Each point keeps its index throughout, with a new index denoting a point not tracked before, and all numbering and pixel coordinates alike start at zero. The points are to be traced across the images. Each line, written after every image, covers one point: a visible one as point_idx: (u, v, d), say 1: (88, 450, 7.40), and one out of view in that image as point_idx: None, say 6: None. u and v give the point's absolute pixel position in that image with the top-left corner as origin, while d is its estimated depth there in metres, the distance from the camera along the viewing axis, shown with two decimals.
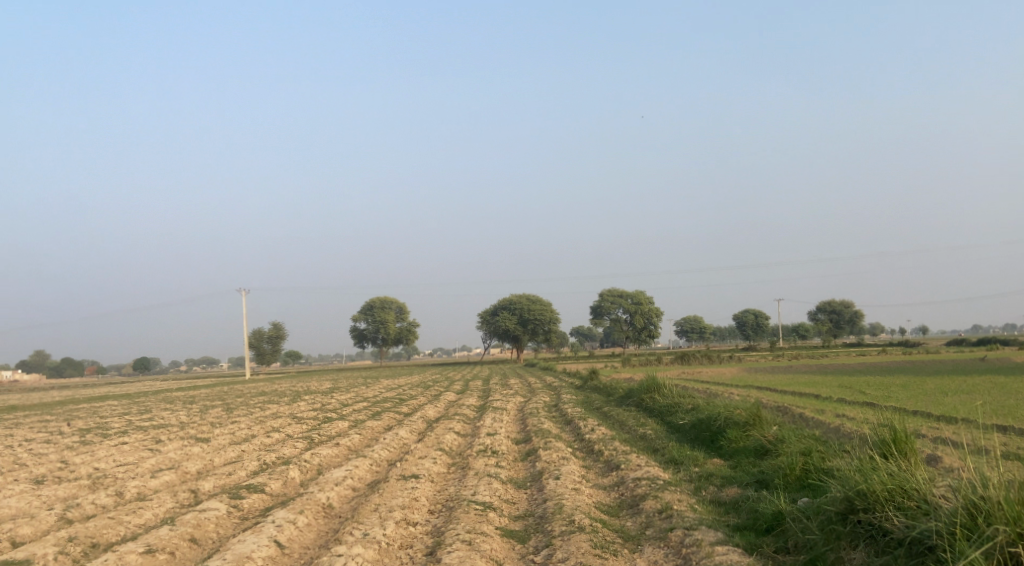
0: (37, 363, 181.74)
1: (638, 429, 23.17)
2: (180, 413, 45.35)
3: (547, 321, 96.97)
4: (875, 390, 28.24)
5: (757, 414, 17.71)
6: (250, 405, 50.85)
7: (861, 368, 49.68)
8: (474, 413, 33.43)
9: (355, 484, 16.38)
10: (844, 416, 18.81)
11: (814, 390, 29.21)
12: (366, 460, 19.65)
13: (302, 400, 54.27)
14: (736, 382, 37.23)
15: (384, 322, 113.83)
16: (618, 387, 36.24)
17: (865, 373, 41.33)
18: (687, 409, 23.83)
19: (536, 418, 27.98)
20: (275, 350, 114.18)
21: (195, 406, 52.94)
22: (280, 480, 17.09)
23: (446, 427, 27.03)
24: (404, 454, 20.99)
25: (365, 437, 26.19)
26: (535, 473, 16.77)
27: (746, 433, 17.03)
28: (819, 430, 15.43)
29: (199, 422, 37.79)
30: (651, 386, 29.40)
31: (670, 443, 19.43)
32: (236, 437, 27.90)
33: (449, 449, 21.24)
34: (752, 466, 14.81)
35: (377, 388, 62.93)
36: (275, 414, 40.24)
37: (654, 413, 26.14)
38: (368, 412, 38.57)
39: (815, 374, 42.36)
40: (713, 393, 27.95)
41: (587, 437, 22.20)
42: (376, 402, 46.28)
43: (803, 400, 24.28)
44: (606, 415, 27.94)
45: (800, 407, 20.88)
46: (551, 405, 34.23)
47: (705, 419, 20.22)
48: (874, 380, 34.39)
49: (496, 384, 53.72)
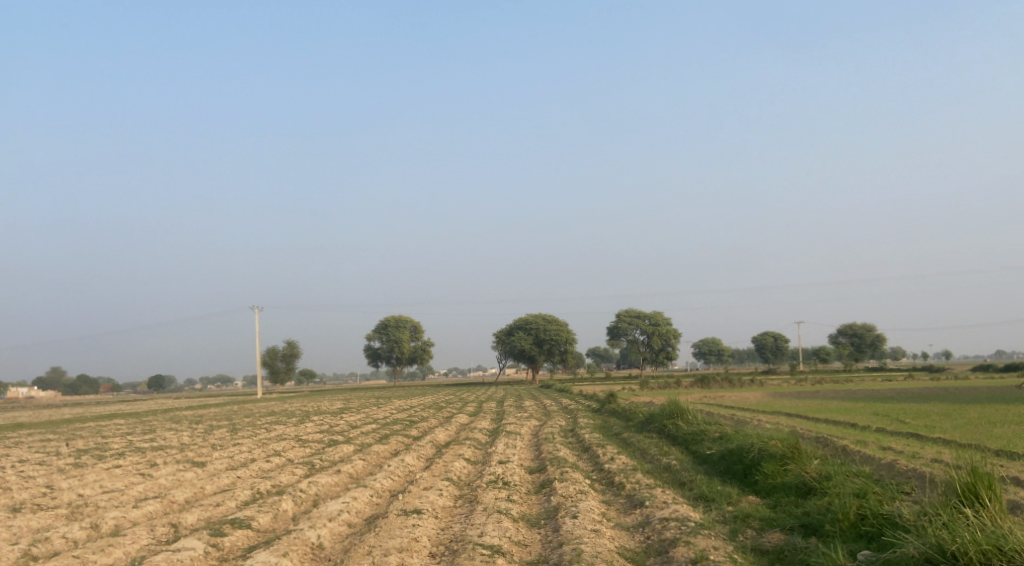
0: (54, 379, 181.53)
1: (661, 459, 21.51)
2: (185, 434, 43.93)
3: (562, 342, 95.21)
4: (915, 419, 26.41)
5: (794, 445, 16.12)
6: (257, 425, 49.40)
7: (890, 394, 47.54)
8: (486, 438, 31.82)
9: (352, 521, 14.89)
10: (890, 449, 17.17)
11: (848, 418, 27.41)
12: (367, 490, 18.13)
13: (311, 420, 52.75)
14: (763, 407, 35.40)
15: (398, 342, 112.43)
16: (638, 411, 34.49)
17: (898, 400, 39.27)
18: (714, 438, 22.17)
19: (551, 445, 26.35)
20: (289, 369, 112.96)
21: (202, 426, 51.61)
22: (270, 513, 15.61)
23: (456, 454, 25.45)
24: (408, 483, 19.45)
25: (369, 463, 24.63)
26: (551, 509, 15.21)
27: (784, 467, 15.46)
28: (869, 466, 13.83)
29: (201, 443, 36.32)
30: (673, 412, 27.69)
31: (698, 475, 17.85)
32: (233, 462, 26.44)
33: (457, 479, 19.66)
34: (795, 507, 13.20)
35: (389, 409, 61.33)
36: (280, 436, 38.74)
37: (678, 441, 24.44)
38: (376, 435, 37.05)
39: (845, 400, 40.40)
40: (740, 420, 26.22)
41: (606, 467, 20.57)
42: (386, 424, 44.62)
43: (840, 429, 22.53)
44: (626, 442, 26.25)
45: (840, 438, 19.20)
46: (566, 430, 32.50)
47: (735, 451, 18.60)
48: (910, 407, 32.52)
49: (511, 405, 52.07)
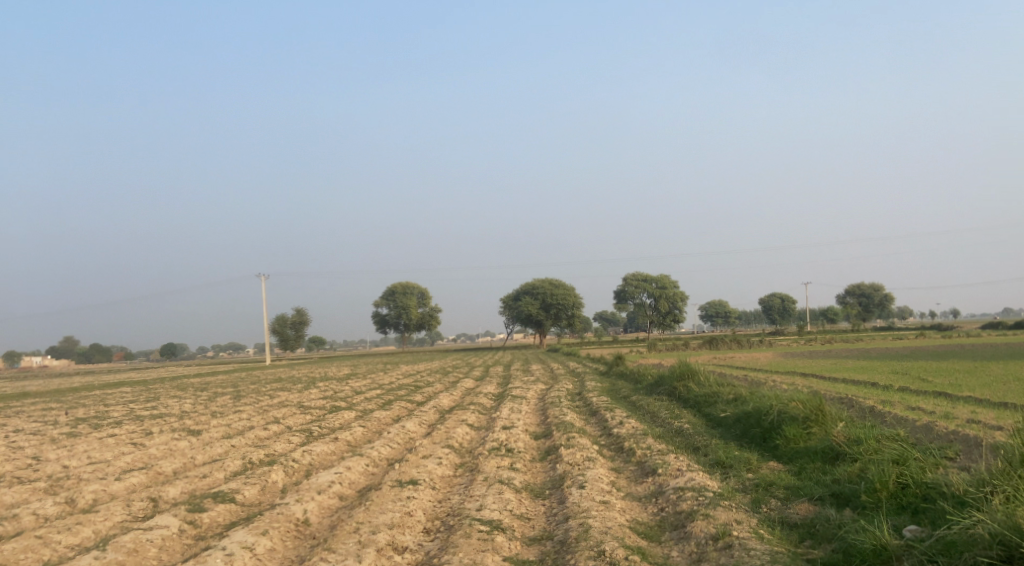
0: (64, 350, 181.78)
1: (672, 423, 20.44)
2: (187, 402, 43.13)
3: (570, 306, 94.18)
4: (938, 377, 25.27)
5: (818, 407, 15.02)
6: (261, 392, 48.59)
7: (905, 353, 46.38)
8: (491, 402, 30.83)
9: (344, 493, 13.89)
10: (919, 409, 16.05)
11: (867, 377, 26.30)
12: (363, 459, 17.14)
13: (316, 387, 51.97)
14: (776, 368, 34.29)
15: (405, 308, 111.66)
16: (647, 373, 33.46)
17: (915, 358, 38.14)
18: (728, 400, 21.11)
19: (557, 409, 25.31)
20: (298, 336, 112.55)
21: (206, 393, 50.93)
22: (256, 486, 14.65)
23: (459, 419, 24.42)
24: (407, 451, 18.44)
25: (368, 430, 23.66)
26: (557, 478, 14.17)
27: (807, 431, 14.38)
28: (904, 429, 12.73)
29: (201, 411, 35.44)
30: (685, 373, 26.58)
31: (714, 440, 16.77)
32: (229, 430, 25.53)
33: (458, 447, 18.63)
34: (822, 474, 12.12)
35: (395, 375, 60.54)
36: (281, 403, 37.84)
37: (689, 404, 23.36)
38: (379, 401, 36.10)
39: (859, 359, 39.36)
40: (755, 381, 25.11)
41: (615, 432, 19.50)
42: (391, 390, 43.71)
43: (862, 388, 21.41)
44: (635, 406, 25.19)
45: (864, 398, 18.10)
46: (574, 393, 31.49)
47: (752, 413, 17.53)
48: (929, 365, 31.39)
49: (518, 369, 51.10)
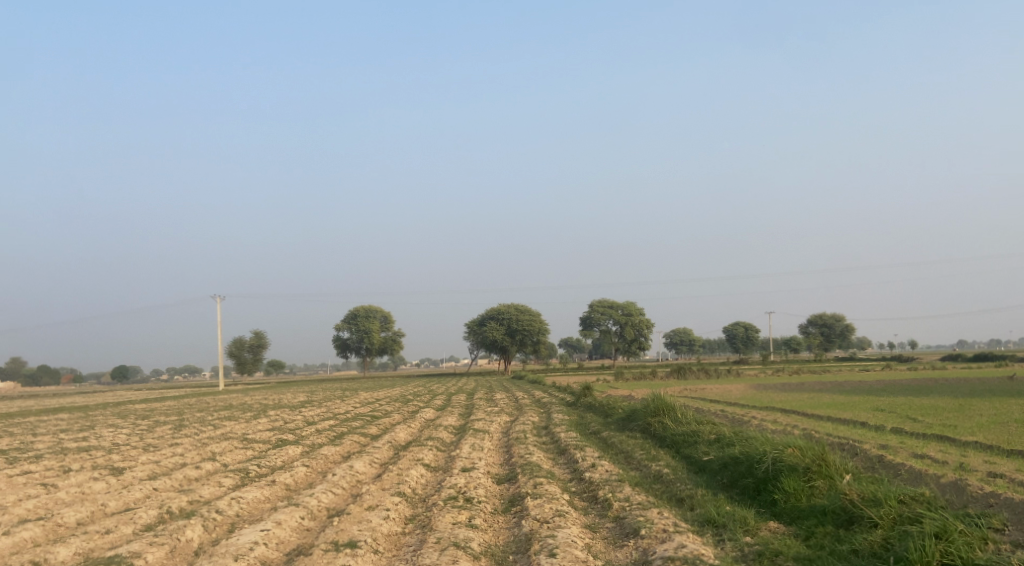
0: (12, 370, 174.77)
1: (649, 467, 18.48)
2: (124, 432, 40.13)
3: (535, 333, 92.13)
4: (926, 416, 23.66)
5: (820, 457, 13.20)
6: (207, 422, 45.59)
7: (877, 386, 45.02)
8: (451, 437, 28.62)
9: (269, 557, 11.73)
10: (928, 458, 14.32)
11: (851, 415, 24.65)
12: (300, 510, 14.91)
13: (266, 416, 49.07)
14: (751, 402, 32.53)
15: (368, 332, 108.73)
16: (617, 406, 31.46)
17: (891, 393, 36.71)
18: (710, 442, 19.24)
19: (523, 446, 23.19)
20: (256, 360, 108.90)
21: (147, 422, 47.76)
22: (163, 548, 12.36)
23: (414, 458, 22.19)
24: (352, 499, 16.25)
25: (313, 470, 21.34)
26: (522, 540, 12.10)
27: (810, 484, 12.56)
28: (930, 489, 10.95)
29: (134, 444, 32.57)
30: (659, 408, 24.66)
31: (699, 490, 14.84)
32: (157, 470, 23.02)
33: (410, 495, 16.46)
34: (838, 543, 10.23)
35: (352, 403, 57.80)
36: (223, 435, 35.10)
37: (666, 443, 21.45)
38: (331, 433, 33.59)
39: (836, 394, 37.75)
40: (735, 419, 23.31)
41: (587, 477, 17.49)
42: (345, 420, 41.19)
43: (853, 429, 19.70)
44: (607, 444, 23.18)
45: (862, 442, 16.33)
46: (540, 428, 29.35)
47: (740, 459, 15.67)
48: (911, 401, 29.92)
49: (480, 399, 48.83)
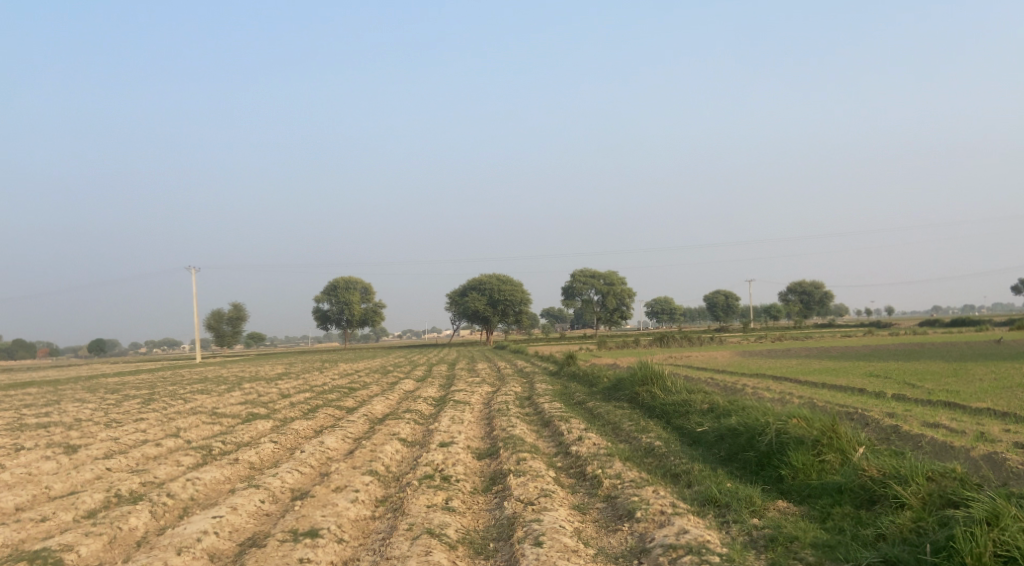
0: None
1: (639, 439, 17.30)
2: (90, 407, 38.56)
3: (518, 302, 90.95)
4: (924, 382, 22.60)
5: (831, 428, 12.01)
6: (178, 396, 44.05)
7: (864, 352, 44.12)
8: (430, 409, 27.37)
9: (218, 550, 10.45)
10: (943, 428, 13.20)
11: (848, 381, 23.53)
12: (260, 493, 13.58)
13: (240, 389, 47.56)
14: (740, 369, 31.43)
15: (348, 303, 107.10)
16: (603, 375, 30.25)
17: (881, 358, 35.73)
18: (703, 411, 18.08)
19: (504, 419, 21.93)
20: (235, 332, 107.09)
21: (116, 396, 46.13)
22: (101, 540, 11.07)
23: (389, 433, 20.88)
24: (319, 479, 14.97)
25: (281, 447, 19.98)
26: (504, 524, 10.86)
27: (820, 459, 11.40)
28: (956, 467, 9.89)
29: (97, 420, 31.05)
30: (647, 377, 23.50)
31: (696, 465, 13.65)
32: (115, 447, 21.62)
33: (383, 473, 15.17)
34: (859, 528, 9.09)
35: (330, 375, 56.31)
36: (193, 409, 33.64)
37: (655, 413, 20.32)
38: (304, 406, 32.23)
39: (825, 359, 36.83)
40: (727, 387, 22.22)
41: (573, 451, 16.29)
42: (321, 393, 39.79)
43: (855, 396, 18.57)
44: (593, 415, 22.01)
45: (867, 410, 15.20)
46: (522, 399, 28.12)
47: (739, 430, 14.51)
48: (904, 366, 28.95)
49: (461, 369, 47.63)
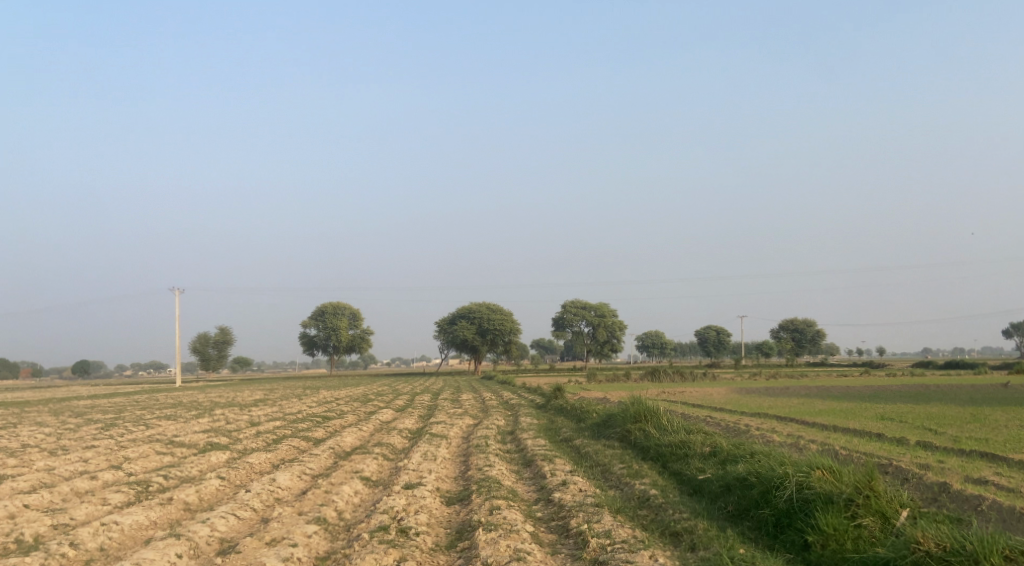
0: None
1: (632, 486, 15.11)
2: (46, 432, 36.07)
3: (507, 333, 88.53)
4: (945, 427, 20.51)
5: (866, 485, 9.94)
6: (143, 421, 41.48)
7: (866, 393, 41.94)
8: (403, 443, 25.11)
9: None
10: (993, 485, 11.13)
11: (862, 424, 21.41)
12: (179, 545, 11.35)
13: (211, 415, 45.00)
14: (739, 408, 29.35)
15: (336, 329, 104.62)
16: (593, 410, 28.04)
17: (887, 399, 33.68)
18: (705, 456, 15.91)
19: (481, 457, 19.71)
20: (221, 356, 104.37)
21: (78, 420, 43.55)
22: None
23: (351, 470, 18.60)
24: (257, 526, 12.78)
25: (228, 484, 17.73)
26: None
27: (855, 523, 9.37)
28: None
29: (42, 446, 28.61)
30: (642, 415, 21.32)
31: (701, 523, 11.50)
32: (45, 479, 19.29)
33: (333, 522, 12.95)
34: None
35: (308, 403, 53.76)
36: (150, 437, 31.16)
37: (649, 456, 18.16)
38: (269, 437, 29.86)
39: (828, 400, 34.73)
40: (730, 429, 20.09)
41: (556, 500, 14.10)
42: (293, 421, 37.38)
43: (875, 443, 16.46)
44: (580, 454, 19.86)
45: (898, 461, 13.12)
46: (504, 434, 25.88)
47: (749, 482, 12.38)
48: (917, 409, 26.83)
49: (445, 400, 45.34)
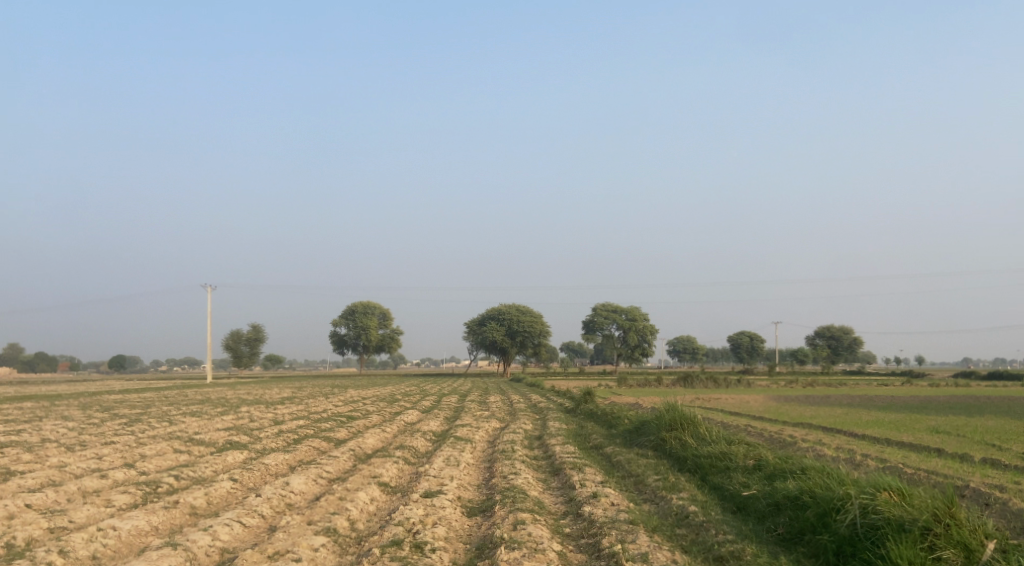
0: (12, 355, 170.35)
1: (670, 500, 13.92)
2: (69, 426, 35.63)
3: (537, 335, 87.36)
4: (1008, 443, 18.96)
5: (944, 512, 8.74)
6: (166, 417, 40.94)
7: (910, 403, 40.18)
8: (426, 446, 24.11)
9: None
10: None
11: (915, 438, 20.00)
12: (173, 556, 10.42)
13: (236, 412, 44.36)
14: (778, 417, 27.97)
15: (365, 329, 104.14)
16: (624, 416, 26.84)
17: (935, 411, 32.02)
18: (749, 471, 14.67)
19: (507, 464, 18.63)
20: (252, 354, 104.46)
21: (103, 415, 43.14)
22: None
23: (369, 475, 17.60)
24: (262, 536, 11.83)
25: (240, 487, 16.83)
26: None
27: (934, 556, 8.21)
28: None
29: (61, 442, 28.00)
30: (678, 422, 20.09)
31: (748, 547, 10.30)
32: (54, 476, 18.55)
33: (344, 533, 11.97)
34: None
35: (335, 402, 53.03)
36: (170, 434, 30.47)
37: (686, 468, 16.94)
38: (290, 436, 28.99)
39: (872, 410, 33.12)
40: (774, 440, 18.80)
41: (586, 514, 12.98)
42: (316, 421, 36.56)
43: (937, 460, 15.10)
44: (612, 463, 18.71)
45: (968, 481, 11.82)
46: (532, 439, 24.75)
47: (804, 502, 11.15)
48: (971, 422, 25.25)
49: (472, 402, 44.40)
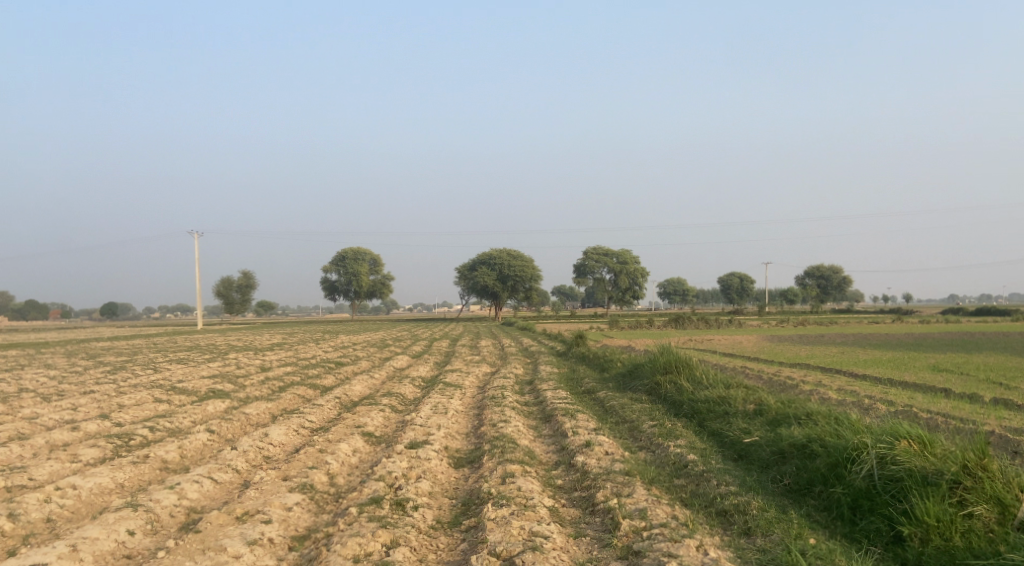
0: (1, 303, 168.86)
1: (668, 447, 13.18)
2: (50, 375, 34.82)
3: (528, 279, 86.77)
4: (1014, 380, 18.40)
5: (972, 461, 8.06)
6: (151, 365, 40.16)
7: (904, 340, 39.85)
8: (414, 392, 23.37)
9: None
10: None
11: (919, 377, 19.38)
12: (133, 519, 9.65)
13: (224, 359, 43.60)
14: (775, 357, 27.40)
15: (356, 274, 102.83)
16: (618, 360, 26.17)
17: (932, 349, 31.57)
18: (749, 416, 13.92)
19: (496, 411, 17.88)
20: (244, 300, 103.59)
21: (87, 364, 42.28)
22: None
23: (352, 424, 16.83)
24: (232, 493, 11.05)
25: (217, 439, 16.02)
26: None
27: (964, 513, 7.59)
28: None
29: (38, 392, 27.12)
30: (673, 366, 19.32)
31: (754, 499, 9.57)
32: (23, 429, 17.69)
33: (321, 489, 11.21)
34: None
35: (324, 348, 52.30)
36: (151, 382, 29.65)
37: (683, 413, 16.21)
38: (274, 384, 28.21)
39: (868, 348, 32.65)
40: (773, 383, 18.08)
41: (579, 464, 12.23)
42: (304, 367, 35.82)
43: (945, 401, 14.41)
44: (605, 408, 17.99)
45: (985, 424, 11.14)
46: (523, 384, 24.06)
47: (813, 450, 10.43)
48: (971, 360, 24.73)
49: (463, 346, 43.72)
